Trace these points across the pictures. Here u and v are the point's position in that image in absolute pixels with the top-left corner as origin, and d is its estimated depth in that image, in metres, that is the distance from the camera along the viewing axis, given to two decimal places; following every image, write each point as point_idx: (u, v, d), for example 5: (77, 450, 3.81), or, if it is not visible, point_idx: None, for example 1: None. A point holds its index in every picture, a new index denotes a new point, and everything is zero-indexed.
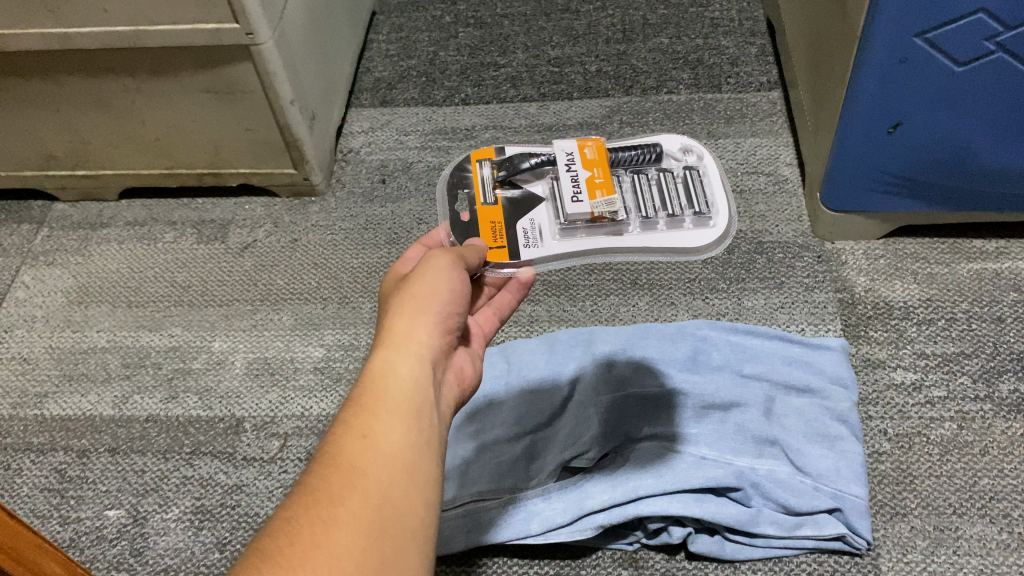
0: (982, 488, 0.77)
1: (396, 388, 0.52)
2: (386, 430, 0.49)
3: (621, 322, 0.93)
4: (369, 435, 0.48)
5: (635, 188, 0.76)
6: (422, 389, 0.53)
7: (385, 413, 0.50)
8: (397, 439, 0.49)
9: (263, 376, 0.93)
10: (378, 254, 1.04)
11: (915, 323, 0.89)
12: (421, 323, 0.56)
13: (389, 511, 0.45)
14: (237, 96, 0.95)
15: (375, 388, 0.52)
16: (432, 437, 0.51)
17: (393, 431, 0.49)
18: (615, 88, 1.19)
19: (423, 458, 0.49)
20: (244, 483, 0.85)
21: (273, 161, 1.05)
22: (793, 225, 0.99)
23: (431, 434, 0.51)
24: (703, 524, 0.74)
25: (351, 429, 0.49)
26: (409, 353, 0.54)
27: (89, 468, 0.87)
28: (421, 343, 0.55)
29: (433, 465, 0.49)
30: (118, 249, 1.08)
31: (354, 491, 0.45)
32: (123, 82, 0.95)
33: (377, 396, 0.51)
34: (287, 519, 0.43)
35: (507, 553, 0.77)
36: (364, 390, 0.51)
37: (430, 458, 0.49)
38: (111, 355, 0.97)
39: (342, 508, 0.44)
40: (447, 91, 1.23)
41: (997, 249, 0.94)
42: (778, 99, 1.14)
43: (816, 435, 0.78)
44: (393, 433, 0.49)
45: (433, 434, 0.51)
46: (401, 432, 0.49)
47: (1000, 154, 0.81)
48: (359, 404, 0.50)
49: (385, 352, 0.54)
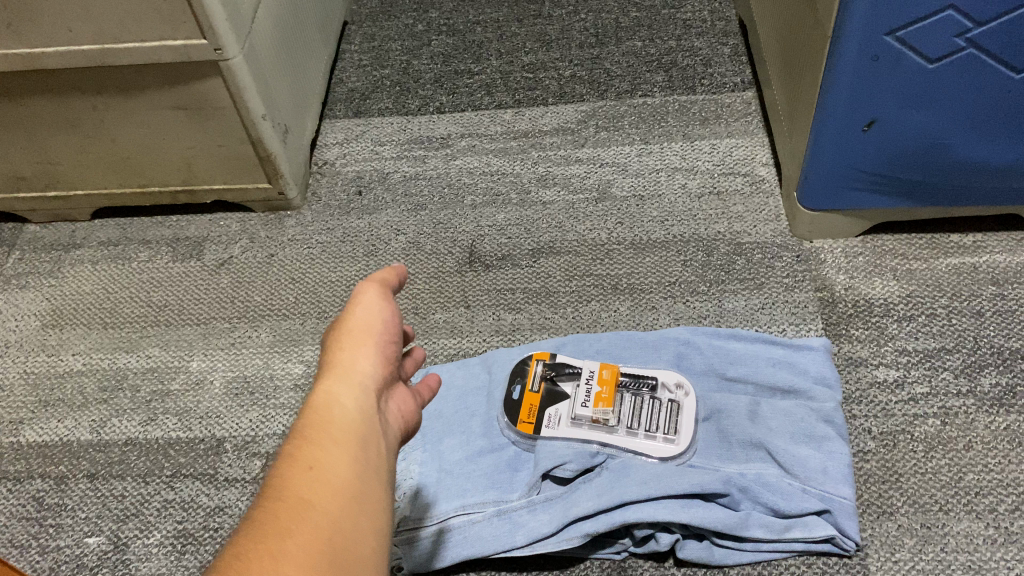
0: (967, 484, 0.77)
1: (340, 418, 0.51)
2: (331, 461, 0.48)
3: (602, 328, 0.92)
4: (315, 466, 0.47)
5: (638, 412, 0.80)
6: (367, 420, 0.52)
7: (331, 443, 0.49)
8: (342, 469, 0.48)
9: (242, 395, 0.92)
10: (356, 267, 1.02)
11: (896, 320, 0.89)
12: (364, 354, 0.56)
13: (339, 542, 0.44)
14: (208, 112, 0.94)
15: (319, 420, 0.51)
16: (380, 466, 0.50)
17: (339, 462, 0.48)
18: (590, 92, 1.19)
19: (370, 487, 0.48)
20: (225, 504, 0.84)
21: (247, 176, 1.04)
22: (771, 225, 0.99)
23: (378, 463, 0.50)
24: (690, 530, 0.74)
25: (297, 463, 0.47)
26: (352, 384, 0.53)
27: (67, 495, 0.86)
28: (364, 374, 0.55)
29: (382, 497, 0.48)
30: (92, 270, 1.06)
31: (303, 523, 0.44)
32: (91, 101, 0.93)
33: (320, 428, 0.50)
34: (236, 555, 0.41)
35: (494, 567, 0.76)
36: (308, 423, 0.50)
37: (377, 487, 0.48)
38: (87, 379, 0.95)
39: (290, 540, 0.42)
40: (421, 100, 1.22)
41: (975, 243, 0.95)
42: (752, 99, 1.14)
43: (803, 437, 0.78)
44: (338, 463, 0.48)
45: (381, 464, 0.50)
46: (347, 463, 0.48)
47: (974, 148, 0.81)
48: (303, 437, 0.49)
49: (330, 384, 0.53)
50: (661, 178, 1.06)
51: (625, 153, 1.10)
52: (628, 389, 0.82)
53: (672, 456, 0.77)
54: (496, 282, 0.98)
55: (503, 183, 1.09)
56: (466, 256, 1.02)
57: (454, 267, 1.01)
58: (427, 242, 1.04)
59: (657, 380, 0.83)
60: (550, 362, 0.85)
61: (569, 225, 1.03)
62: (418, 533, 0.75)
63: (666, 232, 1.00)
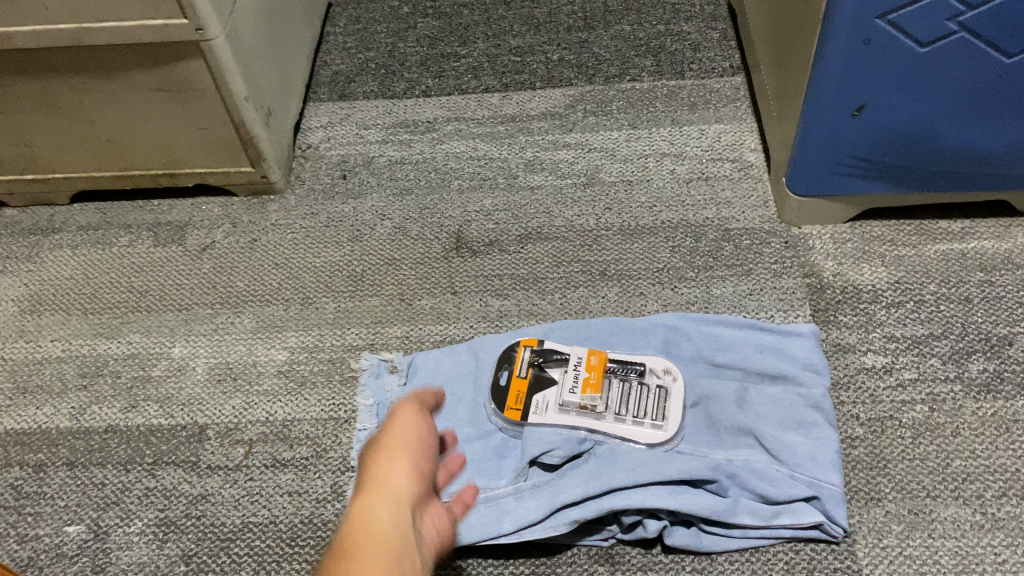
0: (955, 470, 0.77)
1: (378, 532, 0.50)
2: None
3: (589, 314, 0.92)
4: None
5: (626, 398, 0.79)
6: (405, 535, 0.51)
7: (368, 559, 0.48)
8: None
9: (225, 381, 0.91)
10: (341, 252, 1.01)
11: (884, 306, 0.89)
12: (401, 467, 0.55)
13: None
14: (189, 94, 0.92)
15: (358, 535, 0.50)
16: None
17: None
18: (578, 77, 1.18)
19: None
20: (208, 492, 0.82)
21: (229, 160, 1.02)
22: (759, 211, 0.99)
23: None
24: (678, 517, 0.74)
25: None
26: (389, 498, 0.53)
27: (47, 483, 0.84)
28: (401, 488, 0.54)
29: None
30: (71, 255, 1.04)
31: None
32: (70, 83, 0.91)
33: (358, 543, 0.49)
34: None
35: (481, 555, 0.76)
36: (346, 540, 0.50)
37: None
38: (66, 365, 0.94)
39: None
40: (407, 84, 1.20)
41: (963, 229, 0.94)
42: (741, 84, 1.13)
43: (791, 423, 0.77)
44: None
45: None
46: None
47: (964, 134, 0.81)
48: (341, 555, 0.48)
49: (368, 499, 0.53)
50: (650, 163, 1.06)
51: (613, 138, 1.09)
52: (615, 374, 0.81)
53: (660, 442, 0.76)
54: (483, 268, 0.97)
55: (490, 168, 1.08)
56: (453, 242, 1.01)
57: (440, 253, 1.00)
58: (413, 227, 1.03)
59: (645, 365, 0.81)
60: (537, 349, 0.83)
61: (556, 210, 1.02)
62: None
63: (654, 218, 1.00)
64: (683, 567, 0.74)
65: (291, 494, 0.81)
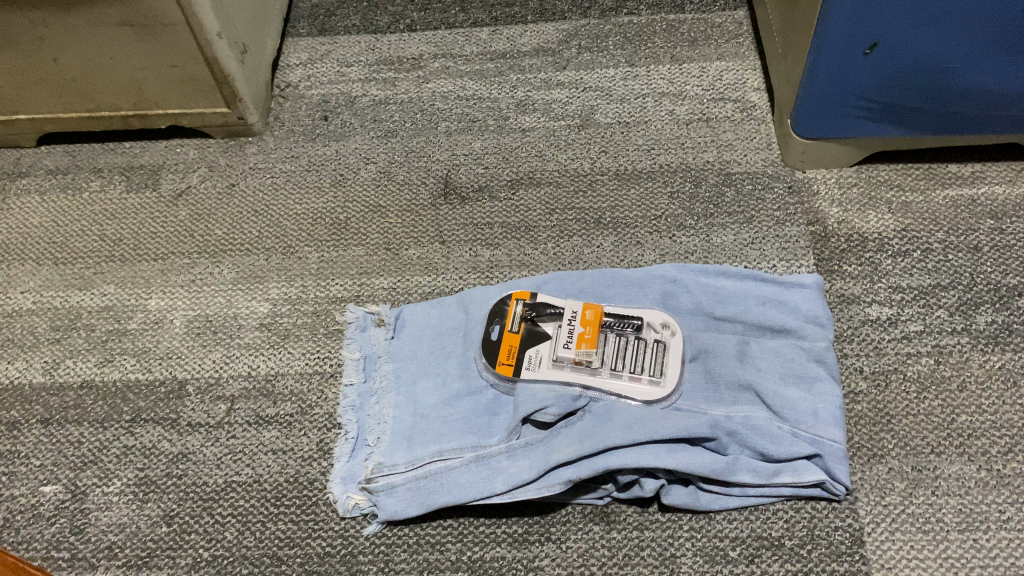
0: (961, 425, 0.74)
1: None
2: None
3: (584, 264, 0.88)
4: None
5: (622, 352, 0.75)
6: None
7: None
8: None
9: (204, 335, 0.87)
10: (323, 198, 0.97)
11: (890, 255, 0.85)
12: None
13: None
14: (157, 29, 0.87)
15: None
16: None
17: None
18: (572, 10, 1.12)
19: None
20: (189, 451, 0.79)
21: (203, 100, 0.97)
22: (762, 154, 0.95)
23: None
24: (676, 475, 0.71)
25: None
26: None
27: (21, 441, 0.81)
28: None
29: None
30: (40, 201, 1.00)
31: None
32: (29, 17, 0.85)
33: None
34: None
35: (472, 514, 0.74)
36: None
37: None
38: (37, 318, 0.90)
39: None
40: (391, 17, 1.14)
41: (973, 173, 0.91)
42: (743, 19, 1.07)
43: (793, 377, 0.74)
44: None
45: None
46: None
47: (981, 73, 0.76)
48: None
49: None
50: (648, 103, 1.01)
51: (609, 76, 1.04)
52: (611, 329, 0.77)
53: (654, 399, 0.73)
54: (472, 215, 0.93)
55: (479, 108, 1.03)
56: (441, 187, 0.96)
57: (428, 199, 0.95)
58: (398, 171, 0.98)
59: (641, 319, 0.78)
60: (530, 302, 0.79)
61: (549, 153, 0.98)
62: (393, 480, 0.72)
63: (652, 162, 0.95)
64: (681, 526, 0.72)
65: (276, 452, 0.79)
